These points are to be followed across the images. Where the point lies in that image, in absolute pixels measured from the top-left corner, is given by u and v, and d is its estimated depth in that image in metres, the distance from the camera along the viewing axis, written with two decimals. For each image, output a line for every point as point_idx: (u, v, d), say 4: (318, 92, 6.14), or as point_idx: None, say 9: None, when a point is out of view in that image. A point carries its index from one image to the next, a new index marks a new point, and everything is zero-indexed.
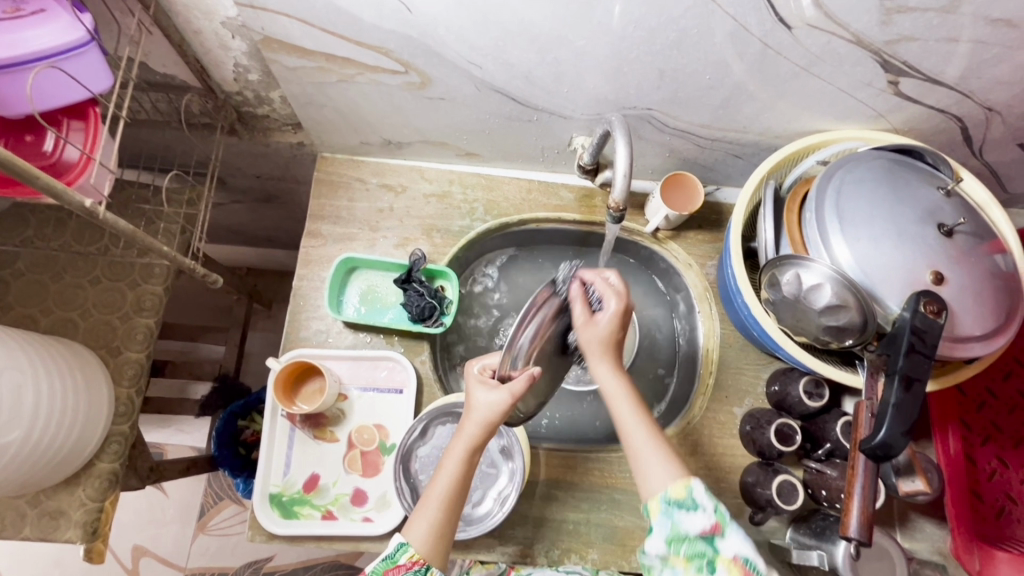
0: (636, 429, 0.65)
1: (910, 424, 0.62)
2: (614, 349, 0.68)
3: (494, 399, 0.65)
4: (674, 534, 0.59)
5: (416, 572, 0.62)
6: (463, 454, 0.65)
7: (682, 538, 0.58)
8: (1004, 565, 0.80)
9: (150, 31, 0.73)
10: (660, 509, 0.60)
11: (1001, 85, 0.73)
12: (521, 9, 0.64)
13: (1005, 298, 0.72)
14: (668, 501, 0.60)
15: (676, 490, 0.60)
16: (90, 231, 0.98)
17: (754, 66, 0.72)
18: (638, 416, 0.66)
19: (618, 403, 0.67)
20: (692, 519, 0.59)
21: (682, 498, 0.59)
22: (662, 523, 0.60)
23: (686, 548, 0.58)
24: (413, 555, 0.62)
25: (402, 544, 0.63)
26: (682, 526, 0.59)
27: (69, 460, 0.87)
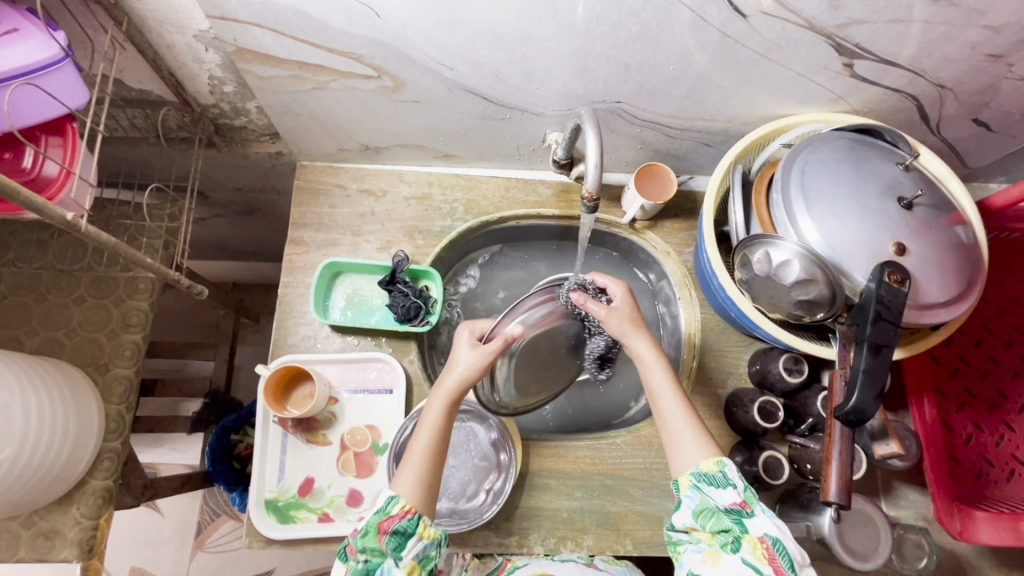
0: (667, 400, 0.70)
1: (880, 389, 0.66)
2: (644, 326, 0.74)
3: (473, 361, 0.69)
4: (703, 507, 0.63)
5: (409, 520, 0.64)
6: (450, 407, 0.69)
7: (710, 513, 0.63)
8: (982, 525, 0.84)
9: (123, 46, 0.74)
10: (690, 483, 0.65)
11: (951, 62, 0.76)
12: (486, 9, 0.66)
13: (966, 266, 0.75)
14: (699, 475, 0.65)
15: (708, 466, 0.65)
16: (72, 250, 0.98)
17: (715, 55, 0.75)
18: (670, 389, 0.70)
19: (652, 374, 0.71)
20: (721, 494, 0.63)
21: (713, 472, 0.64)
22: (693, 497, 0.64)
23: (714, 523, 0.63)
24: (404, 506, 0.64)
25: (391, 497, 0.65)
26: (712, 500, 0.63)
27: (61, 478, 0.87)
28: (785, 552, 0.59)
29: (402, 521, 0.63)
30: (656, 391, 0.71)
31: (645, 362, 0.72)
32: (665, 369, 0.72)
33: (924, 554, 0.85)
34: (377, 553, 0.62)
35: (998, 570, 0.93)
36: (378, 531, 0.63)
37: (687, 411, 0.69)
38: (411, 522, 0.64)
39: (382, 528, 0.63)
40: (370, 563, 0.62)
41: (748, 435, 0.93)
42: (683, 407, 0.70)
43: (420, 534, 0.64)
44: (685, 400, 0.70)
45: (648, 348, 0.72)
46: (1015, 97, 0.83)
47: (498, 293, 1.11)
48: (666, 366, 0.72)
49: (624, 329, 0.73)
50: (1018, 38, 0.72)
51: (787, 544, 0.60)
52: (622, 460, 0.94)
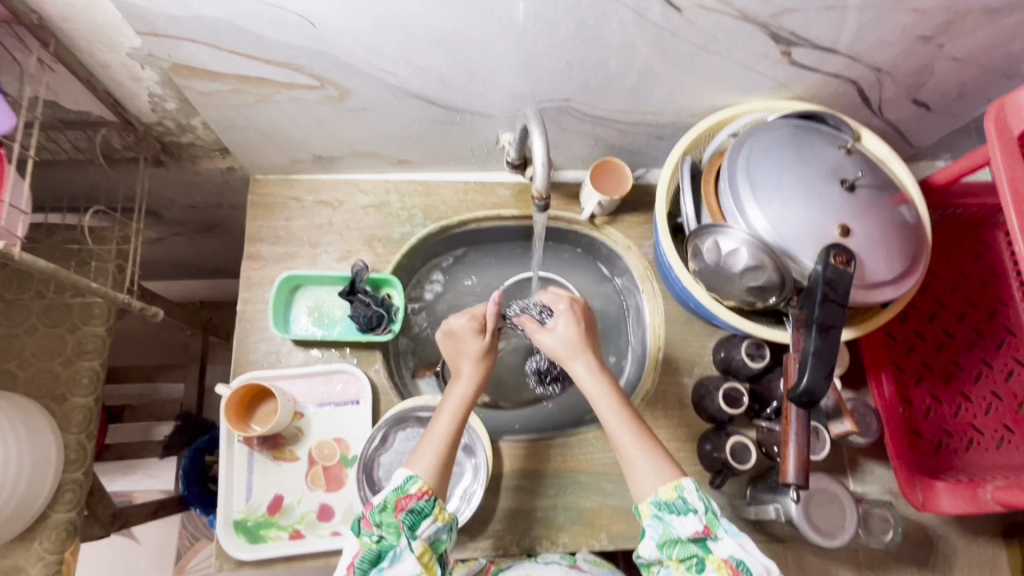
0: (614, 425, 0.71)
1: (831, 369, 0.67)
2: (586, 350, 0.76)
3: (482, 349, 0.77)
4: (666, 537, 0.64)
5: (427, 501, 0.66)
6: (464, 396, 0.75)
7: (675, 542, 0.64)
8: (943, 496, 0.87)
9: (54, 68, 0.72)
10: (651, 512, 0.65)
11: (884, 46, 0.78)
12: (421, 14, 0.65)
13: (911, 244, 0.77)
14: (658, 504, 0.65)
15: (666, 493, 0.66)
16: (19, 280, 0.95)
17: (656, 49, 0.76)
18: (621, 417, 0.71)
19: (597, 402, 0.73)
20: (682, 522, 0.64)
21: (672, 499, 0.65)
22: (655, 527, 0.65)
23: (679, 551, 0.63)
24: (423, 486, 0.67)
25: (409, 476, 0.67)
26: (674, 529, 0.64)
27: (19, 514, 0.84)
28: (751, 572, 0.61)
29: (419, 500, 0.66)
30: (606, 419, 0.72)
31: (588, 388, 0.74)
32: (611, 395, 0.73)
33: (890, 527, 0.87)
34: (392, 531, 0.64)
35: (963, 537, 0.96)
36: (396, 508, 0.65)
37: (639, 437, 0.70)
38: (428, 502, 0.66)
39: (398, 505, 0.65)
40: (383, 542, 0.64)
41: (717, 421, 0.94)
42: (636, 434, 0.70)
43: (436, 515, 0.66)
44: (635, 426, 0.71)
45: (589, 375, 0.74)
46: (949, 77, 0.86)
47: (463, 295, 1.12)
48: (610, 392, 0.73)
49: (563, 352, 0.76)
50: (945, 20, 0.74)
51: (752, 564, 0.61)
52: (593, 456, 0.94)
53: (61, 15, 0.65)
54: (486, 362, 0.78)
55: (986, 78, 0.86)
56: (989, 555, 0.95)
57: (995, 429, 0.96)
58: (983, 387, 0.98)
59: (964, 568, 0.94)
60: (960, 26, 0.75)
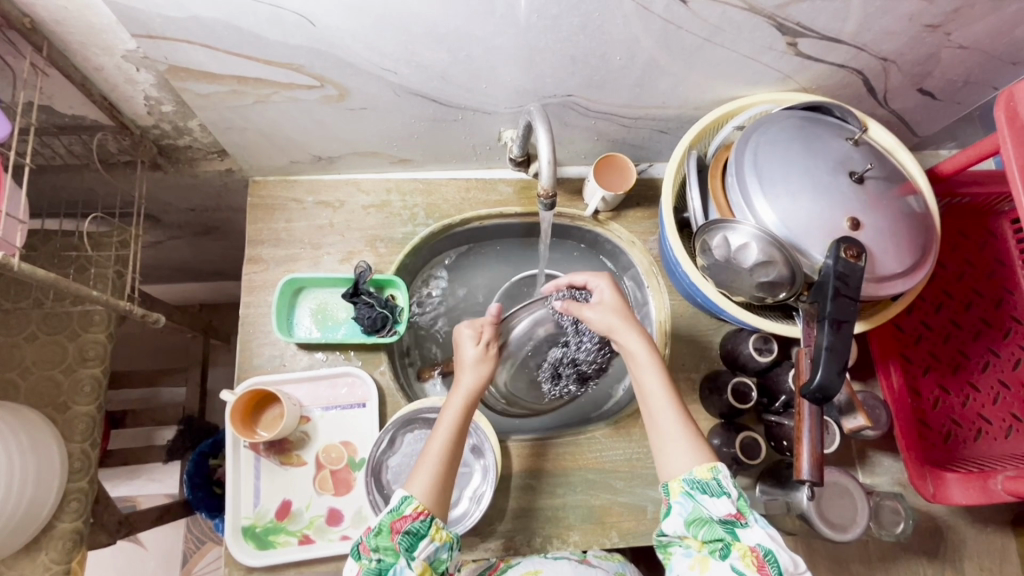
0: (654, 393, 0.70)
1: (843, 365, 0.67)
2: (632, 318, 0.75)
3: (476, 360, 0.76)
4: (696, 515, 0.63)
5: (422, 522, 0.65)
6: (458, 408, 0.74)
7: (704, 522, 0.63)
8: (953, 486, 0.87)
9: (46, 72, 0.71)
10: (682, 489, 0.64)
11: (891, 35, 0.77)
12: (422, 10, 0.64)
13: (920, 235, 0.76)
14: (692, 482, 0.64)
15: (701, 473, 0.65)
16: (17, 289, 0.93)
17: (660, 42, 0.75)
18: (663, 388, 0.70)
19: (642, 370, 0.71)
20: (715, 504, 0.63)
21: (707, 480, 0.64)
22: (685, 505, 0.64)
23: (706, 532, 0.63)
24: (418, 507, 0.66)
25: (405, 497, 0.66)
26: (705, 509, 0.63)
27: (25, 524, 0.83)
28: (777, 564, 0.60)
29: (415, 521, 0.65)
30: (646, 388, 0.71)
31: (635, 358, 0.72)
32: (656, 364, 0.71)
33: (901, 519, 0.87)
34: (390, 553, 0.63)
35: (972, 527, 0.96)
36: (392, 531, 0.64)
37: (678, 409, 0.69)
38: (425, 522, 0.65)
39: (394, 528, 0.65)
40: (382, 563, 0.63)
41: (726, 417, 0.93)
42: (674, 405, 0.69)
43: (433, 535, 0.66)
44: (676, 399, 0.70)
45: (637, 342, 0.73)
46: (955, 65, 0.85)
47: (466, 295, 1.11)
48: (657, 361, 0.72)
49: (613, 323, 0.74)
50: (954, 7, 0.73)
51: (779, 555, 0.60)
52: (602, 454, 0.94)
53: (53, 18, 0.64)
54: (484, 372, 0.76)
55: (992, 65, 0.85)
56: (998, 543, 0.95)
57: (1002, 418, 0.96)
58: (991, 376, 0.97)
59: (974, 557, 0.95)
60: (967, 14, 0.75)
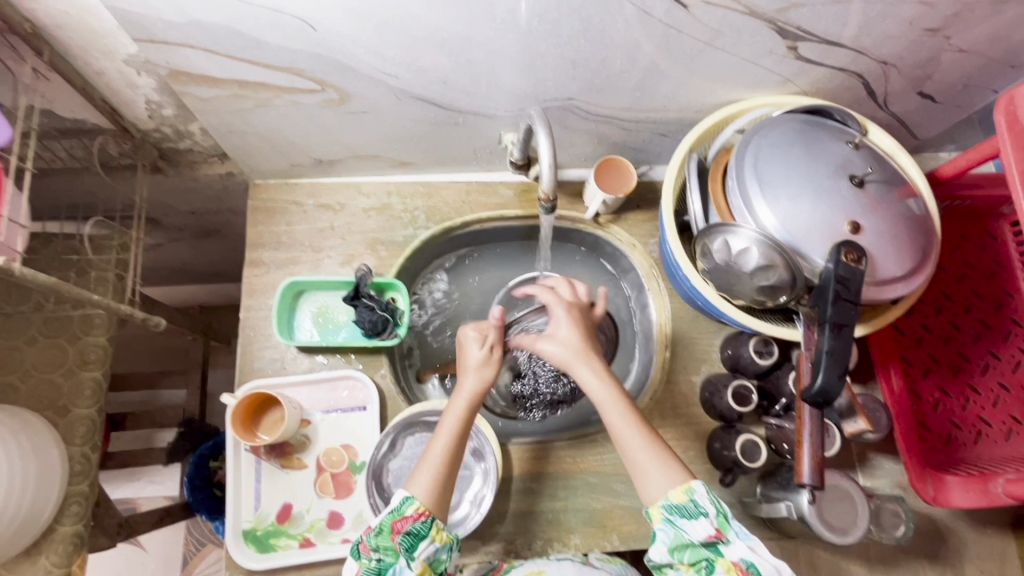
0: (621, 426, 0.69)
1: (844, 368, 0.67)
2: (590, 352, 0.74)
3: (482, 361, 0.75)
4: (678, 542, 0.64)
5: (423, 523, 0.65)
6: (461, 412, 0.72)
7: (686, 546, 0.64)
8: (954, 490, 0.87)
9: (47, 77, 0.71)
10: (662, 516, 0.65)
11: (891, 39, 0.77)
12: (423, 14, 0.64)
13: (920, 239, 0.76)
14: (669, 508, 0.64)
15: (677, 497, 0.65)
16: (17, 292, 0.94)
17: (661, 46, 0.75)
18: (628, 420, 0.69)
19: (605, 405, 0.70)
20: (694, 527, 0.63)
21: (684, 503, 0.64)
22: (666, 531, 0.64)
23: (690, 554, 0.64)
24: (418, 507, 0.66)
25: (406, 497, 0.66)
26: (686, 534, 0.64)
27: (25, 528, 0.83)
28: None
29: (417, 522, 0.65)
30: (611, 423, 0.70)
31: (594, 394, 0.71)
32: (619, 398, 0.70)
33: (902, 522, 0.87)
34: (390, 553, 0.64)
35: (972, 530, 0.96)
36: (392, 531, 0.64)
37: (648, 438, 0.69)
38: (425, 523, 0.65)
39: (395, 528, 0.65)
40: (382, 563, 0.63)
41: (727, 420, 0.94)
42: (643, 435, 0.69)
43: (433, 536, 0.66)
44: (645, 428, 0.69)
45: (596, 378, 0.72)
46: (955, 69, 0.85)
47: (466, 297, 1.11)
48: (619, 395, 0.71)
49: (568, 357, 0.73)
50: (953, 12, 0.73)
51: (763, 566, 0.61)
52: (602, 457, 0.94)
53: (55, 23, 0.64)
54: (486, 374, 0.75)
55: (992, 69, 0.85)
56: (998, 546, 0.96)
57: (1002, 421, 0.96)
58: (991, 379, 0.97)
59: (974, 560, 0.95)
60: (966, 18, 0.75)
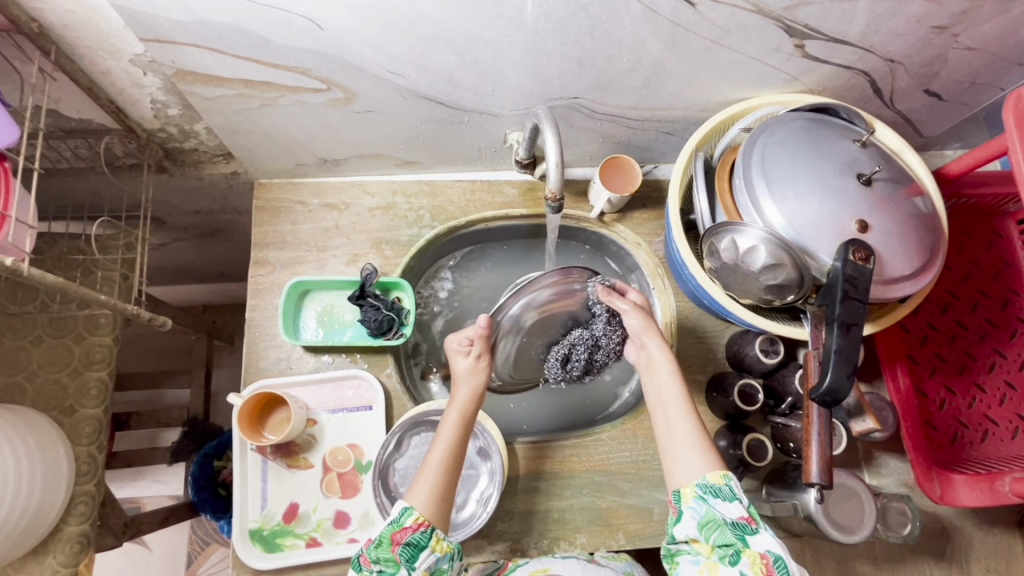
0: (671, 398, 0.74)
1: (852, 367, 0.67)
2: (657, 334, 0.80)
3: (471, 370, 0.78)
4: (708, 518, 0.63)
5: (423, 533, 0.65)
6: (455, 422, 0.75)
7: (716, 525, 0.62)
8: (961, 488, 0.87)
9: (54, 76, 0.71)
10: (695, 493, 0.65)
11: (898, 36, 0.77)
12: (430, 12, 0.64)
13: (928, 236, 0.76)
14: (704, 487, 0.65)
15: (714, 479, 0.65)
16: (22, 292, 0.94)
17: (667, 45, 0.75)
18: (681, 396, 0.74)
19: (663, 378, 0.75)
20: (727, 507, 0.63)
21: (720, 485, 0.65)
22: (698, 508, 0.64)
23: (717, 536, 0.62)
24: (417, 518, 0.66)
25: (405, 508, 0.66)
26: (718, 512, 0.63)
27: (32, 529, 0.83)
28: (786, 569, 0.59)
29: (416, 533, 0.65)
30: (665, 394, 0.75)
31: (655, 364, 0.77)
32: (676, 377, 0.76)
33: (908, 521, 0.87)
34: (390, 564, 0.63)
35: (978, 528, 0.96)
36: (391, 543, 0.64)
37: (693, 416, 0.72)
38: (424, 534, 0.65)
39: (394, 539, 0.64)
40: None
41: (733, 418, 0.93)
42: (690, 413, 0.72)
43: (434, 546, 0.66)
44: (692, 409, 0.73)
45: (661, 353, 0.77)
46: (962, 67, 0.85)
47: (471, 296, 1.11)
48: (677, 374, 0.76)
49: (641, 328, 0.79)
50: (961, 9, 0.73)
51: (789, 563, 0.59)
52: (608, 456, 0.94)
53: (61, 23, 0.64)
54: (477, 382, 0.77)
55: (999, 66, 0.85)
56: (1004, 544, 0.95)
57: (1009, 419, 0.96)
58: (996, 377, 0.97)
59: (980, 558, 0.95)
60: (974, 15, 0.74)
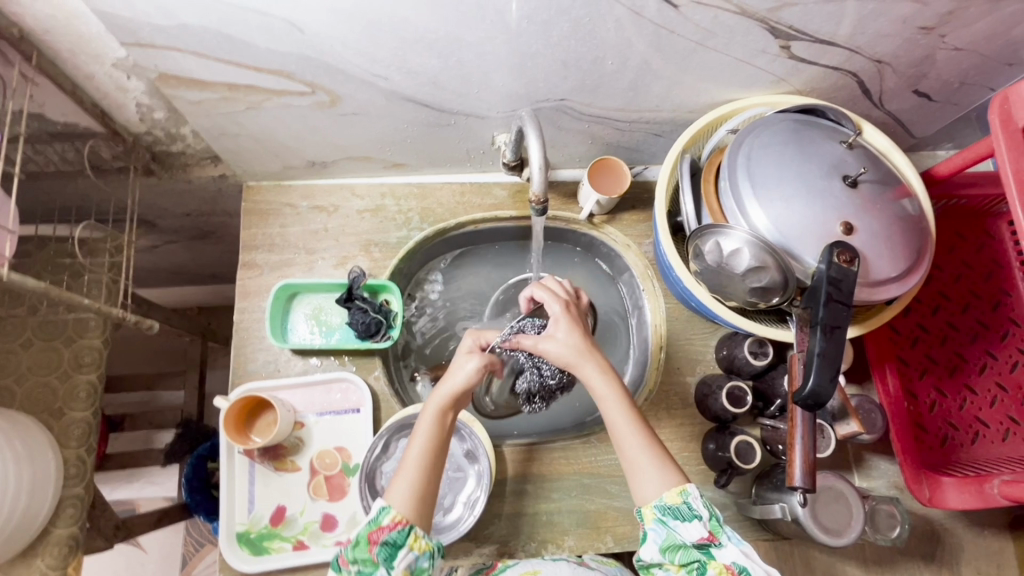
0: (620, 423, 0.69)
1: (836, 371, 0.66)
2: (593, 350, 0.71)
3: (468, 372, 0.73)
4: (669, 542, 0.63)
5: (400, 532, 0.65)
6: (435, 418, 0.71)
7: (677, 547, 0.63)
8: (950, 491, 0.86)
9: (36, 81, 0.71)
10: (654, 516, 0.64)
11: (885, 37, 0.77)
12: (410, 15, 0.64)
13: (915, 238, 0.76)
14: (662, 509, 0.64)
15: (671, 499, 0.64)
16: (10, 296, 0.94)
17: (652, 46, 0.74)
18: (628, 418, 0.69)
19: (606, 404, 0.69)
20: (687, 529, 0.63)
21: (678, 504, 0.64)
22: (659, 531, 0.64)
23: (681, 556, 0.63)
24: (395, 517, 0.65)
25: (383, 507, 0.66)
26: (678, 535, 0.63)
27: (19, 532, 0.83)
28: None
29: (393, 531, 0.65)
30: (611, 420, 0.69)
31: (599, 390, 0.70)
32: (619, 397, 0.69)
33: (897, 523, 0.86)
34: (369, 564, 0.64)
35: (969, 530, 0.95)
36: (369, 543, 0.64)
37: (645, 437, 0.68)
38: (401, 533, 0.65)
39: (372, 539, 0.65)
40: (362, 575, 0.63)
41: (721, 421, 0.93)
42: (641, 434, 0.68)
43: (412, 545, 0.65)
44: (643, 428, 0.69)
45: (600, 376, 0.70)
46: (951, 67, 0.84)
47: (461, 299, 1.11)
48: (620, 393, 0.70)
49: (570, 356, 0.70)
50: (948, 10, 0.73)
51: (755, 570, 0.61)
52: (597, 459, 0.94)
53: (42, 27, 0.64)
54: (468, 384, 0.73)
55: (989, 67, 0.85)
56: (995, 546, 0.95)
57: (1000, 421, 0.95)
58: (987, 379, 0.97)
59: (971, 560, 0.94)
60: (961, 16, 0.74)
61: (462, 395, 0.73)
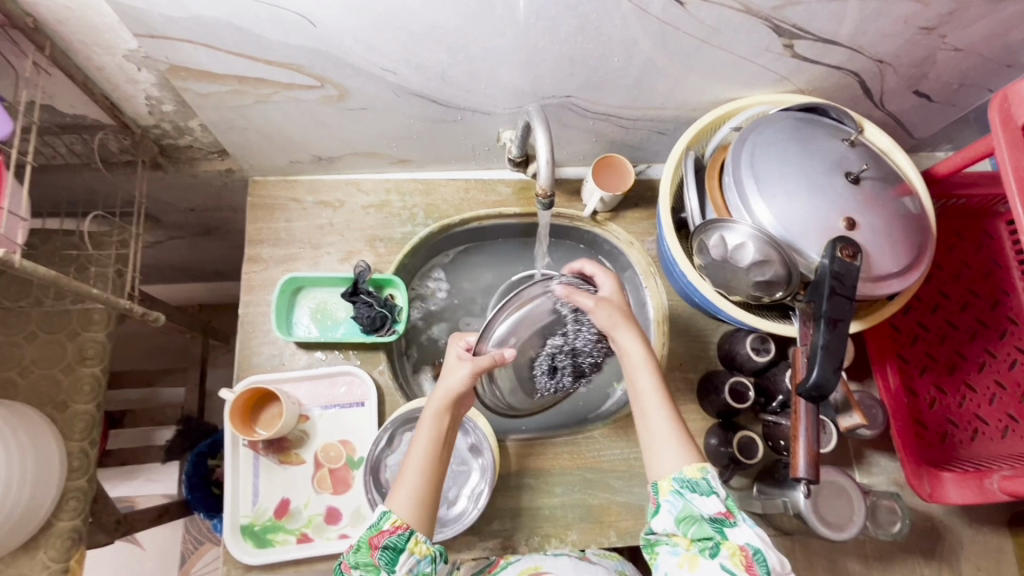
0: (647, 394, 0.71)
1: (840, 363, 0.67)
2: (631, 320, 0.75)
3: (464, 375, 0.72)
4: (686, 513, 0.63)
5: (400, 535, 0.64)
6: (432, 424, 0.72)
7: (693, 519, 0.63)
8: (949, 486, 0.87)
9: (48, 72, 0.71)
10: (671, 488, 0.65)
11: (886, 37, 0.78)
12: (420, 9, 0.64)
13: (915, 235, 0.77)
14: (681, 480, 0.65)
15: (692, 472, 0.65)
16: (16, 288, 0.94)
17: (657, 44, 0.75)
18: (656, 391, 0.71)
19: (636, 373, 0.72)
20: (704, 501, 0.63)
21: (697, 479, 0.65)
22: (674, 502, 0.64)
23: (695, 530, 0.62)
24: (395, 520, 0.65)
25: (384, 512, 0.66)
26: (695, 507, 0.63)
27: (22, 524, 0.83)
28: (766, 563, 0.59)
29: (393, 535, 0.64)
30: (639, 389, 0.71)
31: (631, 357, 0.72)
32: (651, 369, 0.72)
33: (897, 519, 0.87)
34: (370, 568, 0.62)
35: (969, 527, 0.96)
36: (370, 546, 0.63)
37: (669, 411, 0.70)
38: (402, 535, 0.64)
39: (373, 543, 0.64)
40: None
41: (724, 417, 0.94)
42: (667, 408, 0.70)
43: (413, 548, 0.64)
44: (671, 405, 0.70)
45: (632, 345, 0.73)
46: (951, 67, 0.85)
47: (465, 295, 1.11)
48: (651, 365, 0.72)
49: (612, 321, 0.73)
50: (948, 11, 0.74)
51: (767, 554, 0.60)
52: (600, 453, 0.94)
53: (56, 18, 0.64)
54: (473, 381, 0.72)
55: (988, 68, 0.86)
56: (995, 544, 0.96)
57: (999, 419, 0.96)
58: (987, 377, 0.98)
59: (970, 557, 0.95)
60: (962, 17, 0.75)
61: (460, 397, 0.73)
